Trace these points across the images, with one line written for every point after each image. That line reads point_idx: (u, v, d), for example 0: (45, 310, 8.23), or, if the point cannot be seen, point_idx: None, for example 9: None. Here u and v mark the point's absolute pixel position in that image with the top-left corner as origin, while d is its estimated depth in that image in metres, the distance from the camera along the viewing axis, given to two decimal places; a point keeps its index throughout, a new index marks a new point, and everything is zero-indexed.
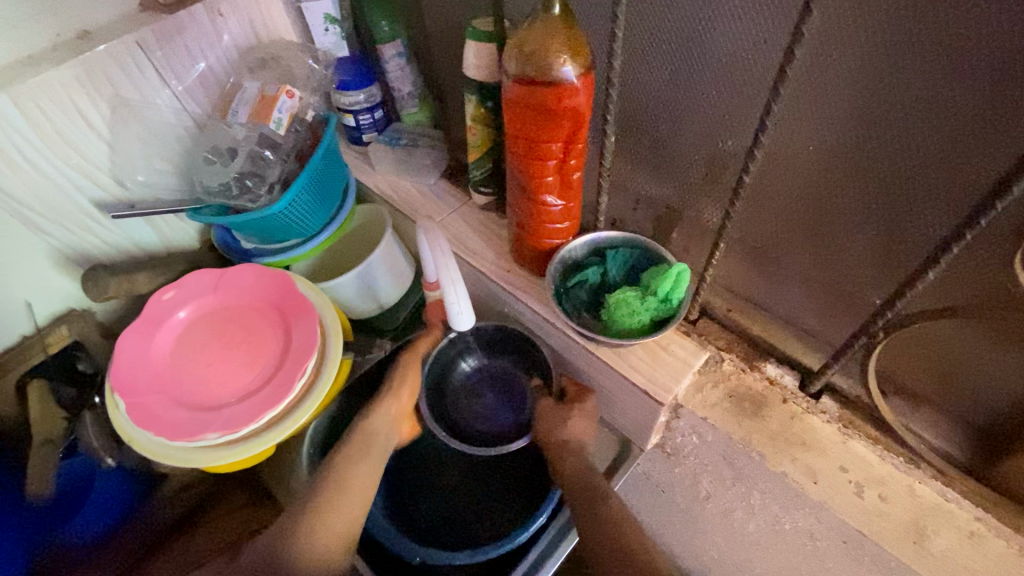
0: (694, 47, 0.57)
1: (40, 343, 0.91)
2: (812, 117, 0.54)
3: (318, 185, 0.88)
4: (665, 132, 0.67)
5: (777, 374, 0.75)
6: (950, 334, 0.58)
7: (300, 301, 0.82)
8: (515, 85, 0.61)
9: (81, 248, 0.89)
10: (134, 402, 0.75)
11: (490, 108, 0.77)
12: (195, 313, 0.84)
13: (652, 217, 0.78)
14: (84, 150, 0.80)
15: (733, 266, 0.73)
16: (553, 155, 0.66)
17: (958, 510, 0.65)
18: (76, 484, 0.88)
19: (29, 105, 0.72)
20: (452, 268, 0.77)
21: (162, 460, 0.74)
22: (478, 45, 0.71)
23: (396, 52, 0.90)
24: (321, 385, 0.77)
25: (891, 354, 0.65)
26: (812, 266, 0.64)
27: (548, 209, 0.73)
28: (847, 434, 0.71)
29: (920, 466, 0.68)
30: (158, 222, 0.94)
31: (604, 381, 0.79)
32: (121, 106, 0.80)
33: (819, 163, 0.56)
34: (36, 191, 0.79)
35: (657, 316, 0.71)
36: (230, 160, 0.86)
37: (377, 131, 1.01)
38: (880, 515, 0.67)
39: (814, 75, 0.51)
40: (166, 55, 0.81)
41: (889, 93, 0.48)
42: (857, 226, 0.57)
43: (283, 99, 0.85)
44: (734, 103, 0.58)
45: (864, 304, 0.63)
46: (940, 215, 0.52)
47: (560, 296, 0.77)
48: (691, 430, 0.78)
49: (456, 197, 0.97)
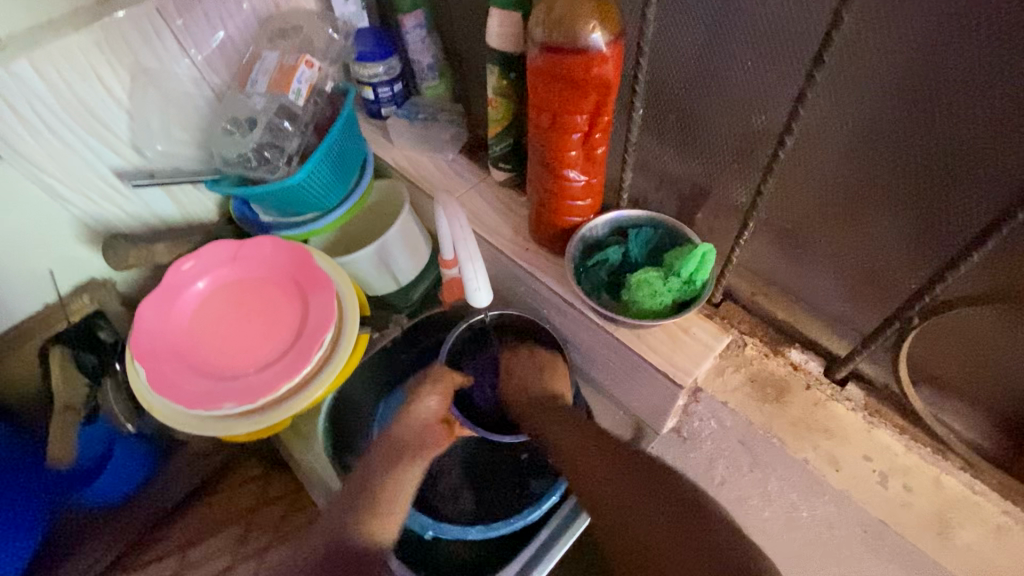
0: (730, 15, 0.55)
1: (61, 311, 0.91)
2: (854, 90, 0.51)
3: (336, 158, 0.87)
4: (695, 106, 0.64)
5: (801, 360, 0.73)
6: (988, 322, 0.56)
7: (317, 275, 0.82)
8: (541, 54, 0.59)
9: (102, 218, 0.89)
10: (153, 370, 0.76)
11: (513, 80, 0.75)
12: (213, 284, 0.85)
13: (677, 196, 0.76)
14: (104, 118, 0.80)
15: (760, 248, 0.71)
16: (577, 128, 0.64)
17: (984, 502, 0.64)
18: (97, 452, 0.89)
19: (50, 70, 0.71)
20: (470, 244, 0.76)
21: (180, 428, 0.75)
22: (504, 14, 0.69)
23: (418, 22, 0.88)
24: (337, 359, 0.77)
25: (924, 343, 0.63)
26: (843, 249, 0.62)
27: (570, 185, 0.71)
28: (872, 423, 0.69)
29: (948, 457, 0.66)
30: (177, 193, 0.94)
31: (623, 362, 0.77)
32: (141, 73, 0.80)
33: (858, 139, 0.53)
34: (56, 158, 0.79)
35: (679, 297, 0.70)
36: (249, 131, 0.85)
37: (396, 105, 0.99)
38: (904, 505, 0.65)
39: (858, 45, 0.48)
40: (186, 23, 0.80)
41: (942, 63, 0.45)
42: (894, 207, 0.55)
43: (303, 70, 0.84)
44: (772, 76, 0.56)
45: (897, 289, 0.61)
46: (989, 196, 0.49)
47: (580, 275, 0.76)
48: (709, 415, 0.76)
49: (476, 174, 0.95)
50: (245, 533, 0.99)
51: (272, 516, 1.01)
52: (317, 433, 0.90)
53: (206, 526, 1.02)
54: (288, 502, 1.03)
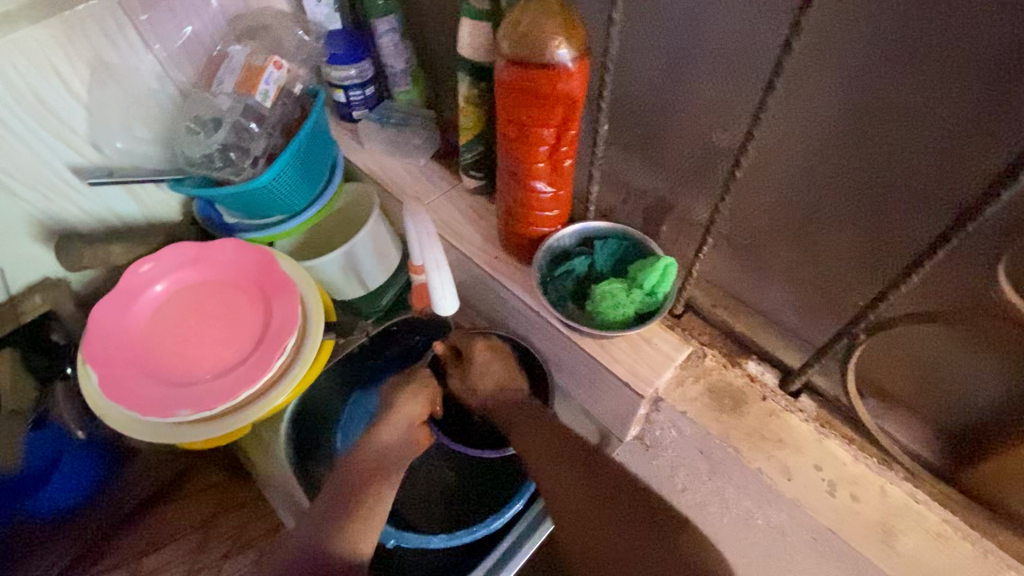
0: (691, 36, 0.56)
1: (12, 310, 0.86)
2: (807, 113, 0.53)
3: (304, 161, 0.86)
4: (658, 122, 0.65)
5: (758, 372, 0.75)
6: (930, 338, 0.59)
7: (280, 279, 0.81)
8: (508, 66, 0.60)
9: (57, 216, 0.86)
10: (106, 375, 0.74)
11: (483, 89, 0.75)
12: (172, 287, 0.82)
13: (642, 208, 0.77)
14: (60, 113, 0.77)
15: (719, 261, 0.73)
16: (543, 140, 0.65)
17: (927, 511, 0.66)
18: (46, 460, 0.86)
19: (2, 63, 0.69)
20: (437, 252, 0.76)
21: (133, 435, 0.73)
22: (474, 24, 0.69)
23: (390, 27, 0.88)
24: (300, 365, 0.76)
25: (874, 356, 0.65)
26: (797, 265, 0.64)
27: (537, 196, 0.72)
28: (824, 433, 0.71)
29: (893, 467, 0.68)
30: (137, 192, 0.91)
31: (586, 370, 0.78)
32: (101, 69, 0.77)
33: (811, 161, 0.55)
34: (7, 153, 0.76)
35: (641, 310, 0.71)
36: (213, 131, 0.83)
37: (368, 108, 0.98)
38: (851, 514, 0.67)
39: (810, 71, 0.50)
40: (150, 18, 0.78)
41: (885, 91, 0.47)
42: (844, 227, 0.57)
43: (270, 71, 0.83)
44: (731, 96, 0.57)
45: (847, 304, 0.63)
46: (930, 219, 0.51)
47: (546, 285, 0.77)
48: (669, 424, 0.76)
49: (446, 180, 0.95)
50: (202, 542, 1.00)
51: (233, 524, 1.01)
52: (280, 439, 0.89)
53: (162, 534, 1.01)
54: (248, 511, 1.03)
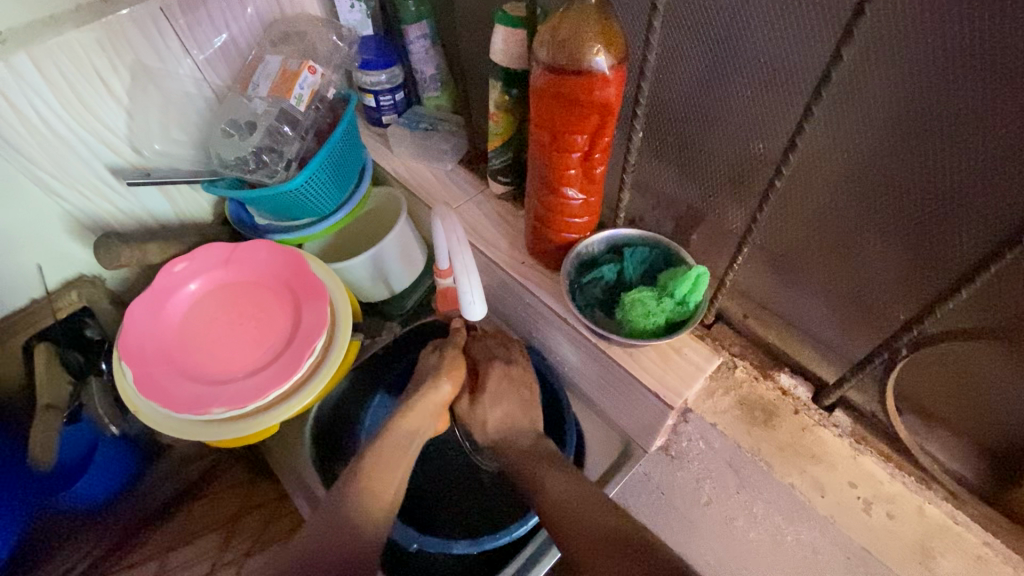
0: (730, 46, 0.55)
1: (48, 308, 0.89)
2: (851, 122, 0.52)
3: (334, 165, 0.87)
4: (694, 130, 0.65)
5: (790, 385, 0.74)
6: (973, 355, 0.57)
7: (311, 280, 0.81)
8: (544, 73, 0.60)
9: (95, 215, 0.88)
10: (142, 372, 0.75)
11: (515, 96, 0.75)
12: (205, 286, 0.84)
13: (672, 216, 0.77)
14: (101, 114, 0.79)
15: (752, 272, 0.72)
16: (577, 147, 0.65)
17: (966, 533, 0.64)
18: (78, 454, 0.87)
19: (49, 66, 0.71)
20: (467, 256, 0.75)
21: (167, 432, 0.74)
22: (508, 30, 0.69)
23: (421, 34, 0.89)
24: (329, 366, 0.76)
25: (914, 371, 0.63)
26: (834, 276, 0.63)
27: (567, 203, 0.71)
28: (858, 449, 0.69)
29: (932, 487, 0.67)
30: (172, 193, 0.93)
31: (613, 379, 0.78)
32: (142, 72, 0.79)
33: (856, 172, 0.54)
34: (51, 153, 0.78)
35: (671, 319, 0.70)
36: (248, 134, 0.84)
37: (396, 113, 1.00)
38: (887, 532, 0.65)
39: (857, 81, 0.49)
40: (189, 22, 0.80)
41: (937, 103, 0.46)
42: (885, 240, 0.56)
43: (305, 75, 0.84)
44: (772, 106, 0.56)
45: (885, 318, 0.62)
46: (981, 234, 0.49)
47: (574, 291, 0.76)
48: (698, 436, 0.77)
49: (474, 185, 0.95)
50: (226, 539, 1.00)
51: (257, 522, 1.02)
52: (305, 439, 0.90)
53: (187, 531, 1.02)
54: (270, 510, 1.03)
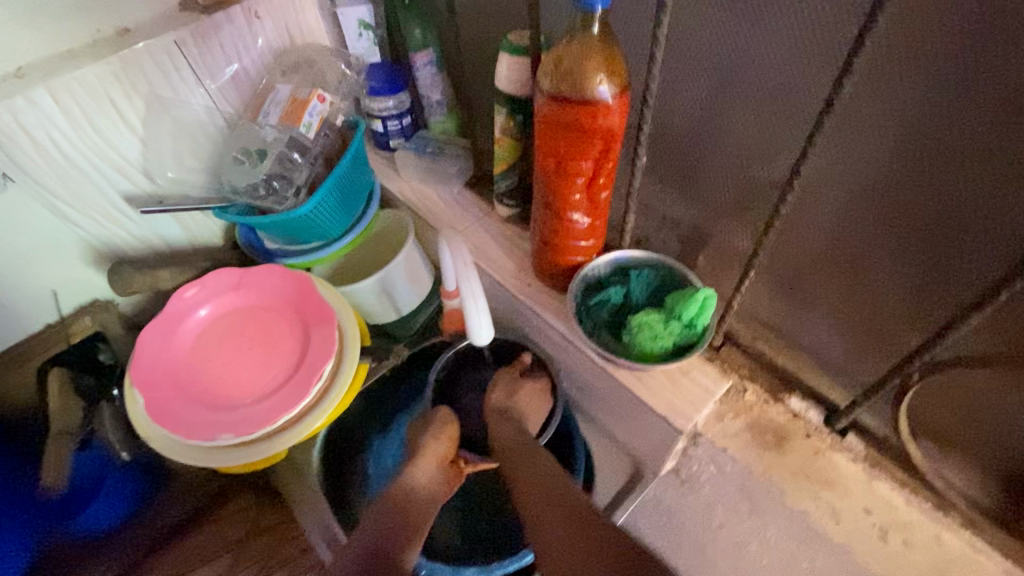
0: (734, 71, 0.56)
1: (62, 332, 0.92)
2: (855, 150, 0.52)
3: (342, 190, 0.88)
4: (698, 154, 0.65)
5: (801, 409, 0.73)
6: (987, 378, 0.56)
7: (319, 304, 0.82)
8: (547, 102, 0.61)
9: (109, 240, 0.90)
10: (153, 398, 0.76)
11: (520, 121, 0.76)
12: (215, 311, 0.85)
13: (678, 238, 0.77)
14: (117, 144, 0.81)
15: (759, 293, 0.72)
16: (581, 172, 0.65)
17: (986, 561, 0.62)
18: (88, 479, 0.88)
19: (66, 100, 0.73)
20: (474, 281, 0.76)
21: (176, 457, 0.75)
22: (511, 59, 0.70)
23: (428, 60, 0.90)
24: (336, 391, 0.77)
25: (928, 395, 0.62)
26: (843, 300, 0.63)
27: (573, 226, 0.72)
28: (873, 475, 0.68)
29: (950, 514, 0.65)
30: (185, 218, 0.95)
31: (620, 401, 0.77)
32: (156, 103, 0.81)
33: (863, 198, 0.54)
34: (68, 183, 0.80)
35: (679, 341, 0.70)
36: (259, 161, 0.86)
37: (404, 137, 1.01)
38: (906, 561, 0.64)
39: (860, 108, 0.50)
40: (202, 54, 0.82)
41: (941, 130, 0.46)
42: (893, 264, 0.56)
43: (314, 104, 0.86)
44: (777, 131, 0.57)
45: (896, 342, 0.61)
46: (991, 260, 0.49)
47: (581, 314, 0.76)
48: (708, 459, 0.74)
49: (480, 208, 0.96)
50: (233, 565, 1.00)
51: (261, 548, 1.01)
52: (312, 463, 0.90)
53: (194, 557, 1.00)
54: (277, 534, 1.02)
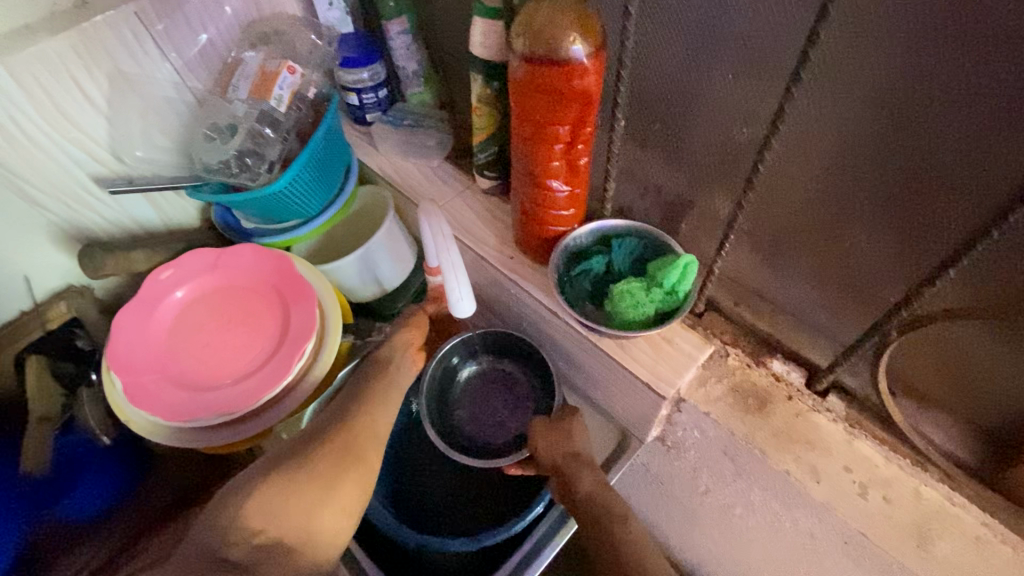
0: (709, 27, 0.54)
1: (38, 317, 0.90)
2: (830, 107, 0.51)
3: (318, 165, 0.86)
4: (677, 117, 0.64)
5: (783, 371, 0.73)
6: (962, 334, 0.57)
7: (298, 282, 0.81)
8: (523, 65, 0.59)
9: (79, 223, 0.87)
10: (132, 381, 0.75)
11: (496, 88, 0.74)
12: (192, 293, 0.83)
13: (659, 206, 0.76)
14: (82, 123, 0.78)
15: (740, 258, 0.71)
16: (559, 138, 0.64)
17: (964, 514, 0.64)
18: (71, 464, 0.87)
19: (25, 76, 0.70)
20: (454, 252, 0.75)
21: (159, 440, 0.74)
22: (486, 22, 0.68)
23: (402, 29, 0.87)
24: (319, 369, 0.76)
25: (905, 354, 0.63)
26: (823, 261, 0.62)
27: (553, 195, 0.70)
28: (853, 434, 0.69)
29: (927, 469, 0.66)
30: (156, 198, 0.92)
31: (605, 371, 0.77)
32: (120, 79, 0.78)
33: (838, 156, 0.54)
34: (33, 165, 0.77)
35: (661, 308, 0.70)
36: (229, 137, 0.83)
37: (381, 110, 0.99)
38: (883, 516, 0.65)
39: (835, 62, 0.49)
40: (165, 26, 0.78)
41: (913, 82, 0.45)
42: (870, 222, 0.55)
43: (284, 75, 0.83)
44: (754, 90, 0.55)
45: (877, 302, 0.61)
46: (965, 215, 0.49)
47: (563, 285, 0.76)
48: (692, 425, 0.75)
49: (461, 181, 0.95)
50: None
51: None
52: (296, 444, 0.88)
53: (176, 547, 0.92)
54: None
